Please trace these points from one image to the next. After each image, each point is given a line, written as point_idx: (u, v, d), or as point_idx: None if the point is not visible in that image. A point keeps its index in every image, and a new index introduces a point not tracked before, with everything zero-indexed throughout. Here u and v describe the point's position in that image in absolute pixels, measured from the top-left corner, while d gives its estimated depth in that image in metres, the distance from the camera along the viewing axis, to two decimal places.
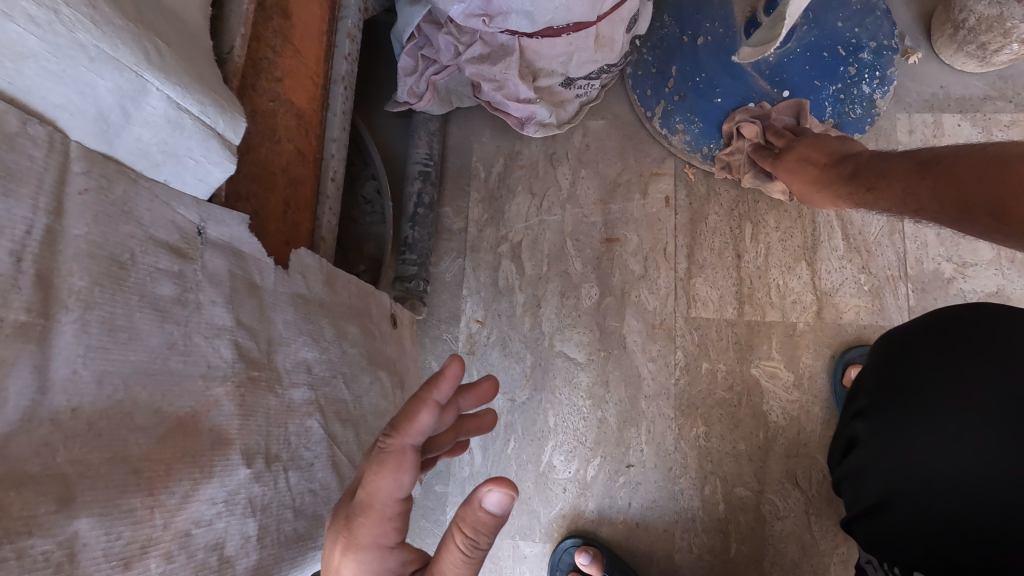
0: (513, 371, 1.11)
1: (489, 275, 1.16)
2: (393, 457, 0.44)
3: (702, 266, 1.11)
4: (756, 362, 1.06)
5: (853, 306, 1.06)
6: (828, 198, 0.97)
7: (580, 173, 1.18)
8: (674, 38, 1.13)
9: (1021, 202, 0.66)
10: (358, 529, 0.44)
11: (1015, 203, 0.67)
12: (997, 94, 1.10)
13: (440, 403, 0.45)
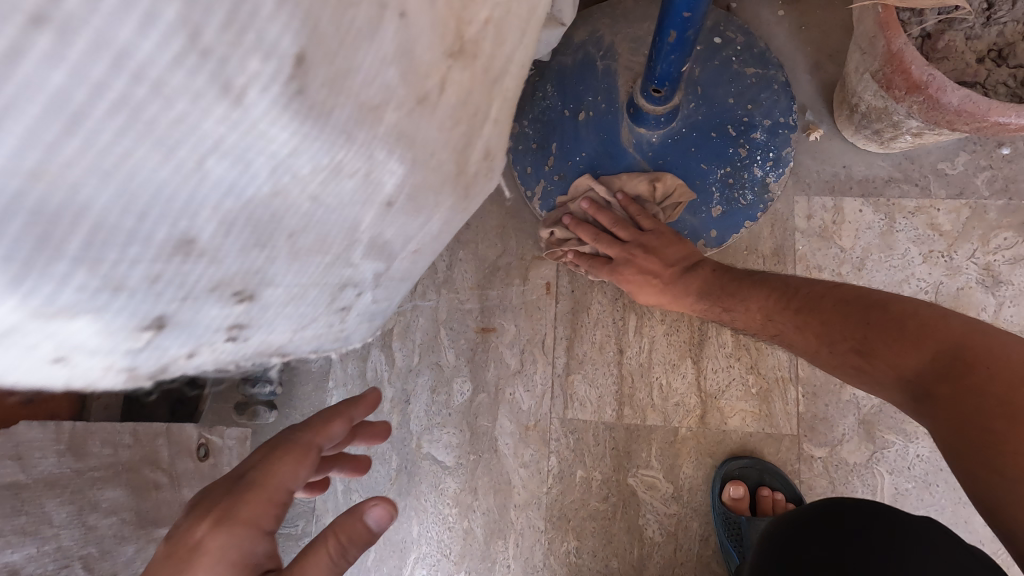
0: (378, 474, 1.04)
1: (357, 366, 1.07)
2: (297, 450, 0.45)
3: (581, 362, 1.03)
4: (634, 471, 0.99)
5: (739, 410, 0.98)
6: (678, 305, 0.92)
7: (458, 254, 1.08)
8: (555, 111, 1.03)
9: (884, 349, 0.66)
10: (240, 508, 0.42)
11: (878, 349, 0.67)
12: (902, 176, 1.01)
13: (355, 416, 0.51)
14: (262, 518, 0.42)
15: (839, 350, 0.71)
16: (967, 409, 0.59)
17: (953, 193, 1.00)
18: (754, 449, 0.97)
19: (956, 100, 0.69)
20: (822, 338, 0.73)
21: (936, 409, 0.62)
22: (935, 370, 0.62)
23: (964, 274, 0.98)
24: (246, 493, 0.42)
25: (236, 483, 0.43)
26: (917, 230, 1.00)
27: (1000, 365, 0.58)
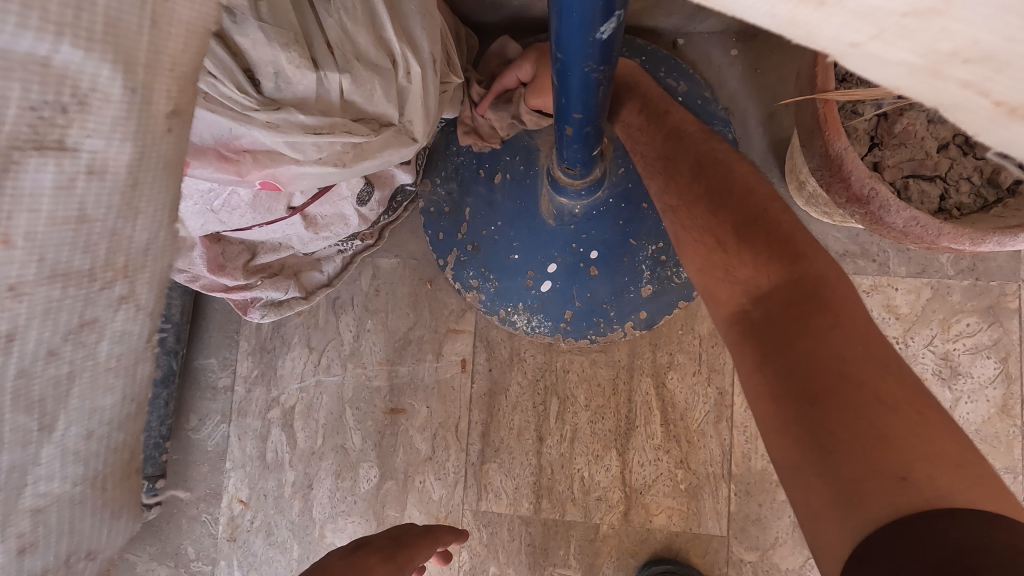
0: (278, 565, 0.96)
1: (256, 446, 0.98)
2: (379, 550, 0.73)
3: (498, 450, 0.94)
4: (550, 570, 0.91)
5: (666, 508, 0.90)
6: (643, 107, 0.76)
7: (366, 324, 0.98)
8: (469, 170, 0.91)
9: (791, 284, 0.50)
10: (417, 545, 0.77)
11: (790, 282, 0.50)
12: (860, 250, 0.90)
13: (433, 531, 0.82)
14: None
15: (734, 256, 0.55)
16: (825, 388, 0.43)
17: (914, 271, 0.89)
18: (680, 550, 0.89)
19: (901, 222, 0.58)
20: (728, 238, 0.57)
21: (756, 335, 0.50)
22: (779, 305, 0.50)
23: (920, 365, 0.87)
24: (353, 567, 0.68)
25: (346, 563, 0.70)
26: (872, 312, 0.89)
27: (854, 381, 0.42)
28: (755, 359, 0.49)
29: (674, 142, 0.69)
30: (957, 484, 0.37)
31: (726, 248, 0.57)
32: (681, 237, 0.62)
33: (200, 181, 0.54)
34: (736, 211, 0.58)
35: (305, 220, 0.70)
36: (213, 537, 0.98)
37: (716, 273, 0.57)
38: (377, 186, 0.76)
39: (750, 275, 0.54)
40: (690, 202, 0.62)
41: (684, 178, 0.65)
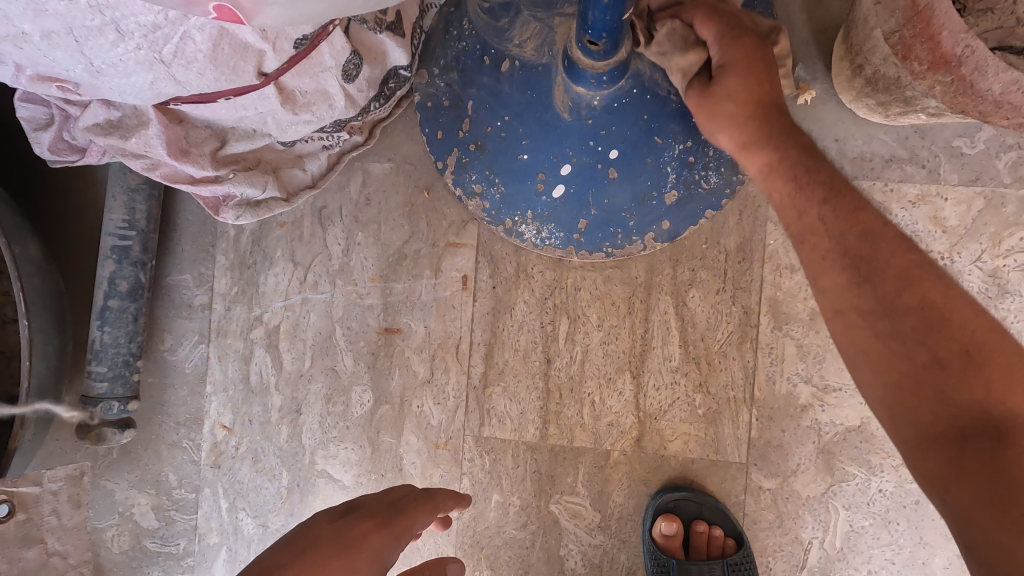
0: (266, 492, 0.90)
1: (238, 369, 0.90)
2: (373, 521, 0.68)
3: (502, 372, 0.86)
4: (557, 498, 0.86)
5: (682, 434, 0.84)
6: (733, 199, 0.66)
7: (357, 237, 0.88)
8: (472, 57, 0.80)
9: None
10: (416, 511, 0.72)
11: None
12: (907, 155, 0.80)
13: (437, 494, 0.77)
14: (386, 556, 0.65)
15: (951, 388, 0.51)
16: None
17: (967, 179, 0.80)
18: (695, 478, 0.84)
19: (998, 87, 0.48)
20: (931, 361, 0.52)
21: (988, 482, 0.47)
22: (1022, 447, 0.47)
23: (965, 282, 0.80)
24: (343, 539, 0.65)
25: (334, 532, 0.67)
26: (916, 225, 0.81)
27: None
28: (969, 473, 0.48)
29: (869, 243, 0.57)
30: None
31: (935, 364, 0.52)
32: (851, 333, 0.56)
33: (141, 13, 0.42)
34: (996, 382, 0.50)
35: (280, 93, 0.59)
36: (196, 463, 0.91)
37: (906, 408, 0.53)
38: (368, 60, 0.64)
39: (1006, 461, 0.47)
40: (886, 328, 0.54)
41: (879, 288, 0.55)
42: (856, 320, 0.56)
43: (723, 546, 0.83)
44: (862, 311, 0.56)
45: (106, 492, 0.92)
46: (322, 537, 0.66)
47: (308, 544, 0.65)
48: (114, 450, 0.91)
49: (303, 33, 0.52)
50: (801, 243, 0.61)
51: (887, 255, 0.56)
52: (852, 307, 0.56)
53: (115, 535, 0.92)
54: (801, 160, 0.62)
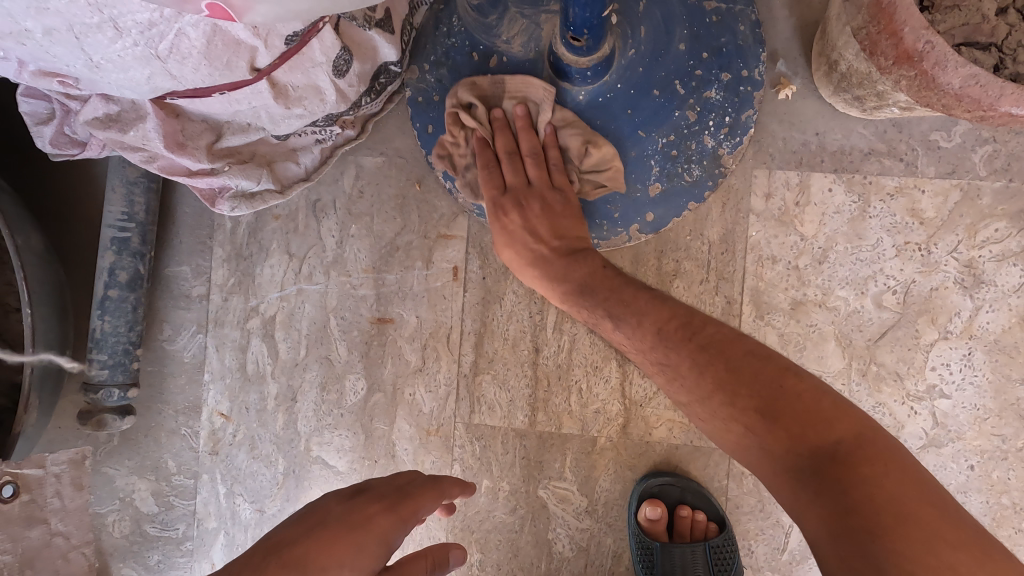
0: (263, 478, 0.93)
1: (235, 358, 0.93)
2: (381, 504, 0.71)
3: (491, 361, 0.89)
4: (545, 483, 0.88)
5: (667, 421, 0.86)
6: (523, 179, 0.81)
7: (350, 229, 0.90)
8: (462, 53, 0.82)
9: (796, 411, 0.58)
10: (424, 498, 0.74)
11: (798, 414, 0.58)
12: (885, 148, 0.83)
13: (450, 484, 0.79)
14: (391, 538, 0.67)
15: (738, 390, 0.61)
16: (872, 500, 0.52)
17: (943, 172, 0.82)
18: (679, 463, 0.86)
19: (957, 82, 0.50)
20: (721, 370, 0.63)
21: (803, 464, 0.56)
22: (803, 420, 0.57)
23: (941, 272, 0.82)
24: (351, 520, 0.67)
25: (343, 511, 0.69)
26: (894, 217, 0.83)
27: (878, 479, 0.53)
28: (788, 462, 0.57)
29: (665, 308, 0.70)
30: (966, 532, 0.50)
31: (725, 370, 0.62)
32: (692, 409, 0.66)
33: (139, 11, 0.45)
34: (764, 376, 0.61)
35: (273, 88, 0.61)
36: (194, 450, 0.94)
37: (789, 465, 0.57)
38: (358, 56, 0.66)
39: (814, 442, 0.56)
40: (767, 395, 0.60)
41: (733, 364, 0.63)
42: (738, 409, 0.61)
43: (705, 530, 0.86)
44: (741, 387, 0.61)
45: (107, 478, 0.94)
46: (332, 516, 0.68)
47: (319, 521, 0.67)
48: (115, 437, 0.94)
49: (293, 30, 0.54)
50: (672, 383, 0.67)
51: (666, 315, 0.69)
52: (732, 418, 0.61)
53: (116, 520, 0.95)
54: (650, 306, 0.70)
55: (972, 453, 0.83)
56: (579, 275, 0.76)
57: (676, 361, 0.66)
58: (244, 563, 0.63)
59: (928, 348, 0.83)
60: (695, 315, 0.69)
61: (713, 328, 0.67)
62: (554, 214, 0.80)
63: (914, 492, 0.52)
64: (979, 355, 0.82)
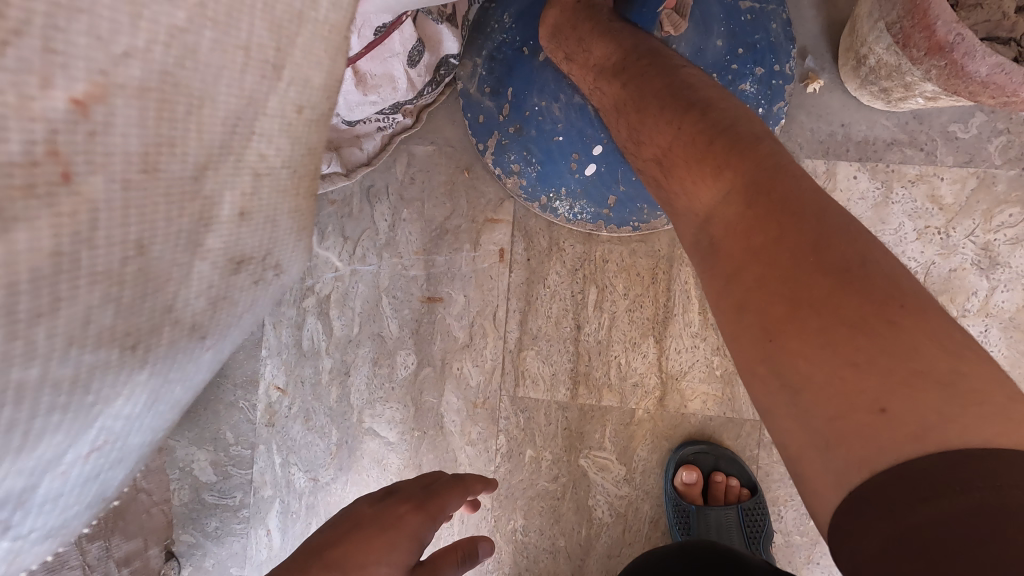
0: (317, 448, 0.98)
1: (291, 334, 0.98)
2: (409, 506, 0.65)
3: (535, 338, 0.94)
4: (586, 453, 0.93)
5: (701, 394, 0.91)
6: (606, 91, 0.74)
7: (402, 214, 0.96)
8: (512, 48, 0.88)
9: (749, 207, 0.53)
10: (448, 493, 0.69)
11: (758, 206, 0.52)
12: (907, 139, 0.88)
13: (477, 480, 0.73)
14: (421, 535, 0.63)
15: (698, 182, 0.58)
16: (784, 309, 0.48)
17: (961, 161, 0.88)
18: (712, 433, 0.92)
19: (984, 70, 0.56)
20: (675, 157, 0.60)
21: (731, 263, 0.53)
22: (740, 218, 0.53)
23: (960, 254, 0.88)
24: (380, 522, 0.63)
25: (373, 514, 0.65)
26: (915, 203, 0.89)
27: (820, 284, 0.46)
28: (738, 280, 0.52)
29: (644, 105, 0.64)
30: (930, 335, 0.43)
31: (686, 173, 0.59)
32: (672, 213, 0.63)
33: None
34: (718, 166, 0.56)
35: (355, 76, 0.67)
36: (251, 422, 0.99)
37: (735, 280, 0.52)
38: (427, 49, 0.73)
39: (757, 250, 0.51)
40: (721, 194, 0.55)
41: (693, 164, 0.58)
42: (698, 218, 0.58)
43: (738, 495, 0.92)
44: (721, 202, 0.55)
45: (169, 449, 1.00)
46: (364, 518, 0.64)
47: (352, 525, 0.64)
48: (177, 411, 0.99)
49: (383, 22, 0.60)
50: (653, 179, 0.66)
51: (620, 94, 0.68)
52: (706, 233, 0.57)
53: (176, 489, 1.00)
54: (632, 105, 0.66)
55: None
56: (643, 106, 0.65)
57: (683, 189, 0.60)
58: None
59: None
60: (692, 125, 0.59)
61: (692, 115, 0.60)
62: (559, 27, 0.77)
63: (870, 309, 0.45)
64: (995, 332, 0.88)
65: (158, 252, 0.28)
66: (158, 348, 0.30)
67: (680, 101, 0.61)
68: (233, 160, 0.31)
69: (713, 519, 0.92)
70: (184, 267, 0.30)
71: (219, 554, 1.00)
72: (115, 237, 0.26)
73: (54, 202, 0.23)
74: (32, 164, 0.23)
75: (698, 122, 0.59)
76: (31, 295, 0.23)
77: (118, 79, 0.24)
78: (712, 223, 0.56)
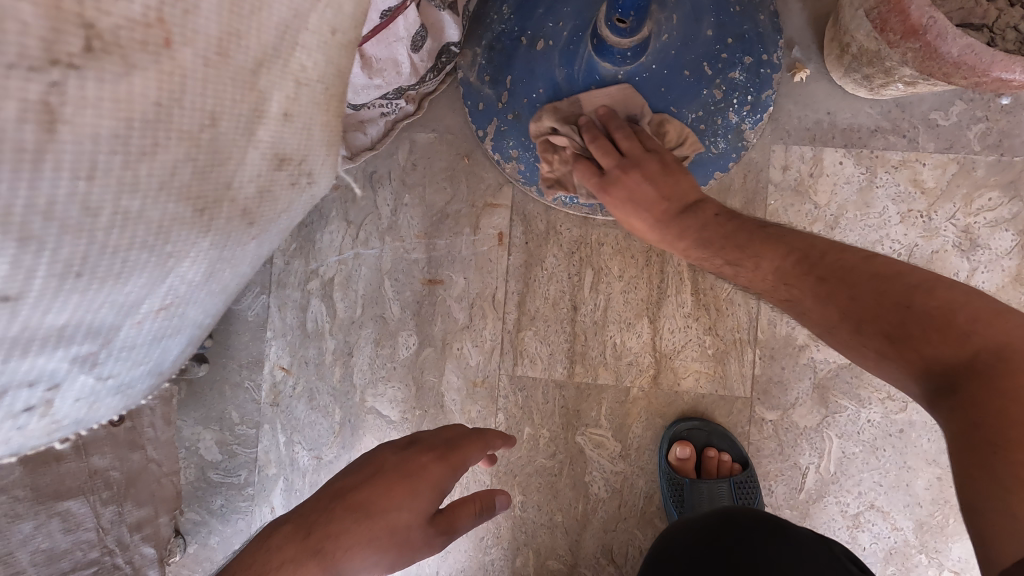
0: (321, 427, 1.00)
1: (296, 316, 1.01)
2: (433, 454, 0.68)
3: (533, 319, 0.97)
4: (583, 430, 0.96)
5: (693, 372, 0.95)
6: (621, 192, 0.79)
7: (404, 199, 0.99)
8: (511, 38, 0.91)
9: (954, 340, 0.52)
10: (471, 442, 0.72)
11: (966, 343, 0.52)
12: (890, 126, 0.92)
13: (502, 440, 0.75)
14: (442, 484, 0.66)
15: (874, 325, 0.57)
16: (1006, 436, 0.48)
17: (942, 147, 0.92)
18: (705, 410, 0.95)
19: (956, 51, 0.60)
20: (839, 290, 0.59)
21: (948, 395, 0.52)
22: (955, 356, 0.52)
23: (941, 237, 0.91)
24: (404, 470, 0.66)
25: (397, 461, 0.68)
26: (898, 187, 0.92)
27: None
28: (953, 406, 0.51)
29: (791, 257, 0.65)
30: None
31: (865, 317, 0.57)
32: (834, 341, 0.61)
33: None
34: (911, 310, 0.55)
35: (362, 58, 0.70)
36: (256, 402, 1.02)
37: (955, 406, 0.51)
38: (429, 35, 0.76)
39: (973, 382, 0.51)
40: (942, 354, 0.53)
41: (885, 320, 0.56)
42: (896, 358, 0.56)
43: (730, 469, 0.95)
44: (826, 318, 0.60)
45: (176, 428, 1.02)
46: (387, 463, 0.68)
47: (376, 469, 0.67)
48: (183, 391, 1.02)
49: (388, 4, 0.64)
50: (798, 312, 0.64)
51: (767, 241, 0.67)
52: (898, 368, 0.56)
53: (182, 467, 1.02)
54: (787, 256, 0.65)
55: None
56: (743, 241, 0.69)
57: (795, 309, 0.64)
58: (285, 539, 0.60)
59: None
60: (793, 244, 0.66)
61: (863, 268, 0.59)
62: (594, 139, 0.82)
63: None
64: None
65: (224, 128, 0.42)
66: (219, 220, 0.46)
67: (851, 253, 0.62)
68: (280, 65, 0.45)
69: (705, 489, 0.94)
70: (241, 147, 0.45)
71: (224, 531, 1.02)
72: (196, 103, 0.39)
73: (159, 60, 0.36)
74: (146, 24, 0.34)
75: (845, 261, 0.61)
76: (137, 135, 0.36)
77: None
78: (909, 354, 0.55)
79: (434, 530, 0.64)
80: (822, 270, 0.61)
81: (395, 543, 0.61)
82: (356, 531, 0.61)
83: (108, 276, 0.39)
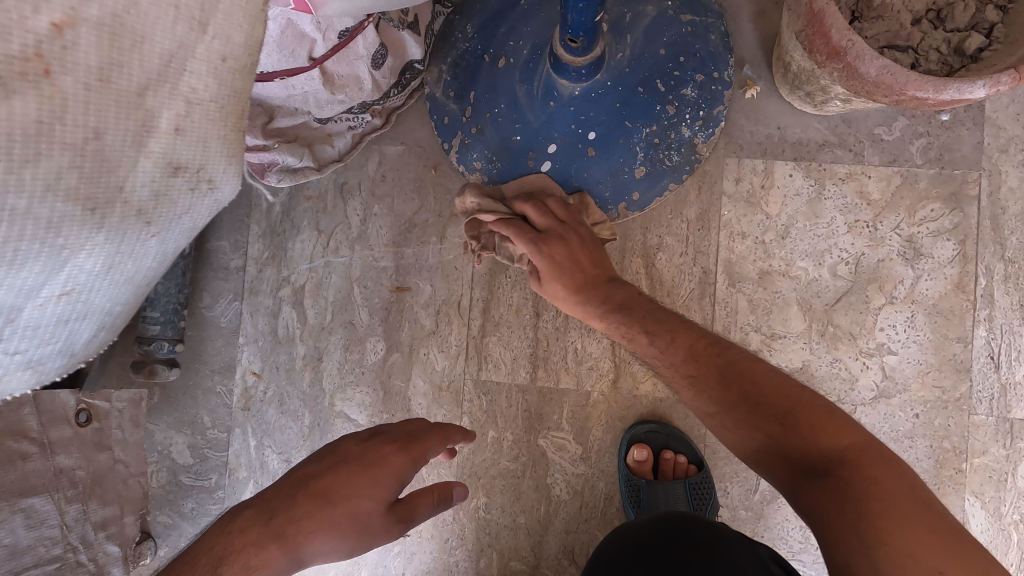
0: (290, 431, 1.03)
1: (268, 322, 1.04)
2: (396, 445, 0.69)
3: (497, 325, 1.00)
4: (545, 433, 0.99)
5: (651, 377, 0.98)
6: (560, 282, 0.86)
7: (373, 209, 1.02)
8: (474, 56, 0.96)
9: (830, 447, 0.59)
10: (428, 434, 0.73)
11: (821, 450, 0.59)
12: (837, 140, 0.96)
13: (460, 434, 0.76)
14: (404, 476, 0.67)
15: (782, 423, 0.62)
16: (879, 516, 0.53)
17: (887, 160, 0.96)
18: (663, 414, 0.98)
19: (874, 71, 0.64)
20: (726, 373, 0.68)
21: (821, 484, 0.57)
22: (837, 456, 0.58)
23: (887, 246, 0.95)
24: (368, 462, 0.67)
25: (360, 450, 0.69)
26: (845, 199, 0.96)
27: (894, 508, 0.54)
28: (835, 495, 0.56)
29: (700, 361, 0.70)
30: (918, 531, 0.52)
31: (767, 425, 0.63)
32: (729, 436, 0.66)
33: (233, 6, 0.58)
34: (781, 421, 0.62)
35: (323, 76, 0.73)
36: (228, 406, 1.04)
37: (829, 490, 0.56)
38: (390, 53, 0.80)
39: (838, 480, 0.56)
40: (837, 454, 0.59)
41: (769, 427, 0.63)
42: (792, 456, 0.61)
43: (686, 470, 0.97)
44: (778, 457, 0.62)
45: (149, 432, 1.04)
46: (349, 453, 0.68)
47: (339, 458, 0.68)
48: (156, 395, 1.04)
49: (345, 26, 0.67)
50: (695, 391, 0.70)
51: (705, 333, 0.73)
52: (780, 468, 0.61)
53: (154, 471, 1.04)
54: (705, 349, 0.71)
55: (917, 404, 0.94)
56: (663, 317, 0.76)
57: (725, 433, 0.67)
58: (249, 522, 0.63)
59: (877, 311, 0.95)
60: (765, 373, 0.66)
61: (747, 367, 0.68)
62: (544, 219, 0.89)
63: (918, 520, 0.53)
64: (921, 317, 0.95)
65: (112, 140, 0.45)
66: (111, 219, 0.48)
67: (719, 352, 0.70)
68: (170, 86, 0.47)
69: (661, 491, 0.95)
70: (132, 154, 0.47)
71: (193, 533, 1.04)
72: (80, 120, 0.42)
73: (40, 86, 0.40)
74: (25, 58, 0.39)
75: (722, 363, 0.69)
76: (22, 146, 0.40)
77: (82, 14, 0.40)
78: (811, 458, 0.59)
79: (392, 517, 0.66)
80: (723, 361, 0.69)
81: (356, 530, 0.63)
82: (318, 517, 0.63)
83: (1, 264, 0.42)
